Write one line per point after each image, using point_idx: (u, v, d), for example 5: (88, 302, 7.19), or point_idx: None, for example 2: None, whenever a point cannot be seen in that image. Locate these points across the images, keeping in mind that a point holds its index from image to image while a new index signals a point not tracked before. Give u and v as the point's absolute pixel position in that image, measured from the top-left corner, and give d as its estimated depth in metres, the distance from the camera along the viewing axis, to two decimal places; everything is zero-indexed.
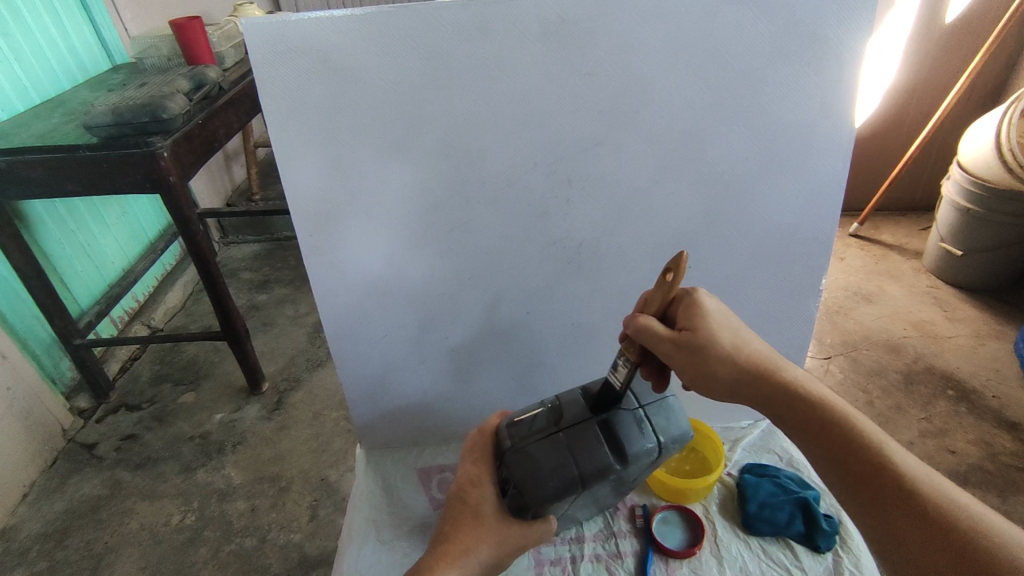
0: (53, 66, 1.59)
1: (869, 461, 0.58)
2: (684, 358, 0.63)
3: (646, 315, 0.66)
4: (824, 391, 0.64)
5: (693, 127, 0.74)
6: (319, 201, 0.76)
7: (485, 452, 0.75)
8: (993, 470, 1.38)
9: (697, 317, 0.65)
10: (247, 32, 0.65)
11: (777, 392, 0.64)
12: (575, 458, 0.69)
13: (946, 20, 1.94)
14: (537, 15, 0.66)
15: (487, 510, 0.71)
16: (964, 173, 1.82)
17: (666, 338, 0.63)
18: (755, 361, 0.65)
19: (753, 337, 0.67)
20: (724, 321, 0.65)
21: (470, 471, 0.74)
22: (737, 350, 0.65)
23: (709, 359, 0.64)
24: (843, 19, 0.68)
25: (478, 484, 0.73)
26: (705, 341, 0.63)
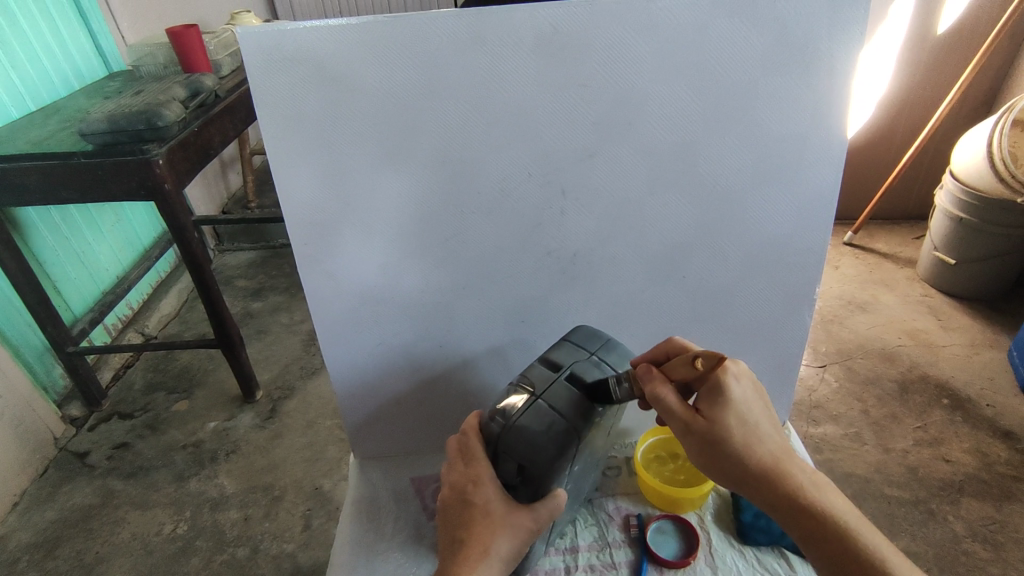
0: (50, 73, 1.59)
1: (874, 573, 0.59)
2: (693, 443, 0.65)
3: (664, 382, 0.66)
4: (833, 502, 0.63)
5: (687, 139, 0.74)
6: (315, 211, 0.76)
7: (476, 447, 0.71)
8: (989, 479, 1.38)
9: (717, 402, 0.64)
10: (243, 42, 0.65)
11: (785, 499, 0.62)
12: (562, 413, 0.70)
13: (937, 32, 1.96)
14: (532, 26, 0.67)
15: (496, 506, 0.69)
16: (957, 183, 1.83)
17: (679, 416, 0.65)
18: (766, 460, 0.63)
19: (770, 428, 0.65)
20: (741, 415, 0.64)
21: (468, 470, 0.70)
22: (748, 451, 0.63)
23: (718, 454, 0.64)
24: (837, 32, 0.69)
25: (478, 484, 0.69)
26: (716, 434, 0.63)
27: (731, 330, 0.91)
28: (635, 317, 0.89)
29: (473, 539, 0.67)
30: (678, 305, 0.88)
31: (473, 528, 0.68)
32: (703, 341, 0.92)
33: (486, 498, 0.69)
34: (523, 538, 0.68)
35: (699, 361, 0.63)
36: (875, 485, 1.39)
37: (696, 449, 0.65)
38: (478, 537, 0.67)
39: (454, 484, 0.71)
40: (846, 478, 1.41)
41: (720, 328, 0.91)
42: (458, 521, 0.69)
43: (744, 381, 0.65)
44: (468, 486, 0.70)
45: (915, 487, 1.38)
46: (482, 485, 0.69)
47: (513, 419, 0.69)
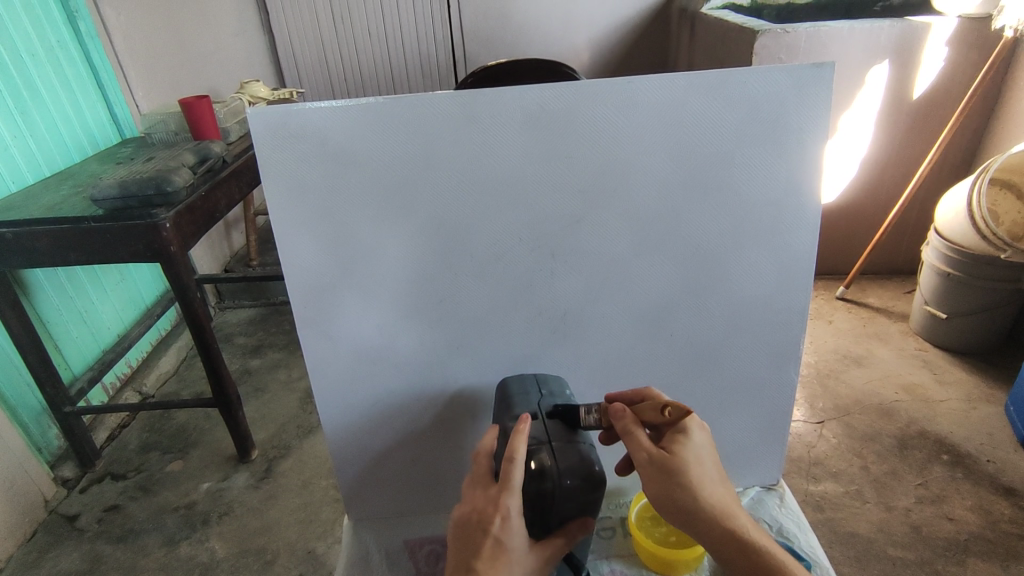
0: (66, 141, 1.67)
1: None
2: (652, 472, 0.67)
3: (635, 421, 0.70)
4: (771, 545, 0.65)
5: (668, 206, 0.78)
6: (315, 276, 0.79)
7: (517, 480, 0.66)
8: (994, 538, 1.36)
9: (678, 440, 0.68)
10: (253, 121, 0.70)
11: (727, 538, 0.63)
12: (582, 444, 0.74)
13: (913, 97, 2.06)
14: (520, 105, 0.72)
15: (516, 546, 0.65)
16: (942, 239, 1.89)
17: (646, 448, 0.67)
18: (716, 502, 0.65)
19: (718, 478, 0.67)
20: (700, 458, 0.67)
21: (497, 503, 0.66)
22: (701, 489, 0.65)
23: (676, 487, 0.65)
24: (803, 108, 0.74)
25: (505, 519, 0.65)
26: (678, 466, 0.65)
27: (722, 387, 0.92)
28: (627, 375, 0.91)
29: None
30: (668, 363, 0.90)
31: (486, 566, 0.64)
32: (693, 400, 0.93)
33: (507, 534, 0.65)
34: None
35: (667, 410, 0.67)
36: (878, 545, 1.37)
37: (655, 480, 0.66)
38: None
39: (478, 511, 0.67)
40: (849, 538, 1.39)
41: (712, 386, 0.92)
42: (470, 550, 0.65)
43: (703, 432, 0.70)
44: (496, 522, 0.65)
45: (920, 547, 1.35)
46: (507, 520, 0.65)
47: (551, 470, 0.70)
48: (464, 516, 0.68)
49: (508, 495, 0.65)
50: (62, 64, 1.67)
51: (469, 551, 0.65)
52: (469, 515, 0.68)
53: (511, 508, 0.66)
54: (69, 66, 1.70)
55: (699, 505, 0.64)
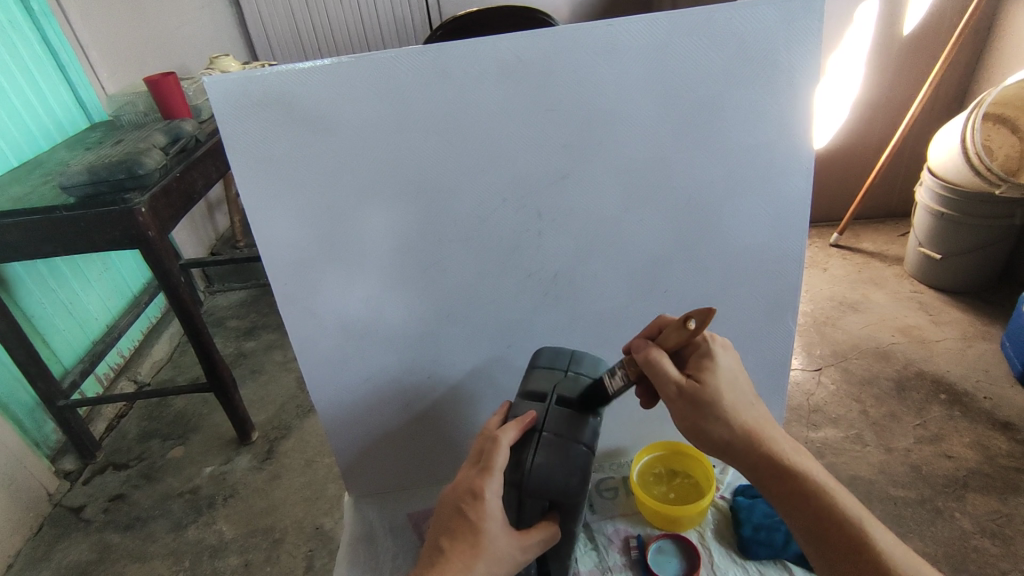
0: (31, 128, 1.61)
1: (853, 543, 0.58)
2: (684, 405, 0.65)
3: (659, 350, 0.66)
4: (809, 464, 0.64)
5: (658, 157, 0.75)
6: (295, 253, 0.76)
7: (499, 462, 0.65)
8: (993, 473, 1.37)
9: (707, 366, 0.66)
10: (212, 91, 0.67)
11: (763, 462, 0.63)
12: (575, 440, 0.71)
13: (903, 32, 2.01)
14: (494, 57, 0.68)
15: (490, 528, 0.63)
16: (935, 179, 1.86)
17: (675, 380, 0.65)
18: (751, 424, 0.64)
19: (752, 398, 0.67)
20: (729, 382, 0.65)
21: (476, 480, 0.65)
22: (735, 415, 0.64)
23: (709, 418, 0.64)
24: (792, 43, 0.71)
25: (479, 499, 0.64)
26: (710, 396, 0.64)
27: (720, 341, 0.91)
28: (622, 336, 0.89)
29: (451, 554, 0.62)
30: (663, 321, 0.88)
31: (455, 542, 0.63)
32: None
33: (482, 514, 0.63)
34: (511, 562, 0.65)
35: (691, 322, 0.63)
36: (879, 486, 1.38)
37: (686, 412, 0.65)
38: (456, 556, 0.62)
39: (459, 486, 0.66)
40: (850, 481, 1.40)
41: None
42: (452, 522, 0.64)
43: (728, 353, 0.68)
44: (470, 500, 0.64)
45: (919, 486, 1.37)
46: (483, 501, 0.63)
47: (528, 462, 0.69)
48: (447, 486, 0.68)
49: (486, 476, 0.64)
50: (18, 47, 1.59)
51: (442, 525, 0.65)
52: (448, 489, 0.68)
53: (491, 491, 0.64)
54: (27, 49, 1.62)
55: (736, 432, 0.63)
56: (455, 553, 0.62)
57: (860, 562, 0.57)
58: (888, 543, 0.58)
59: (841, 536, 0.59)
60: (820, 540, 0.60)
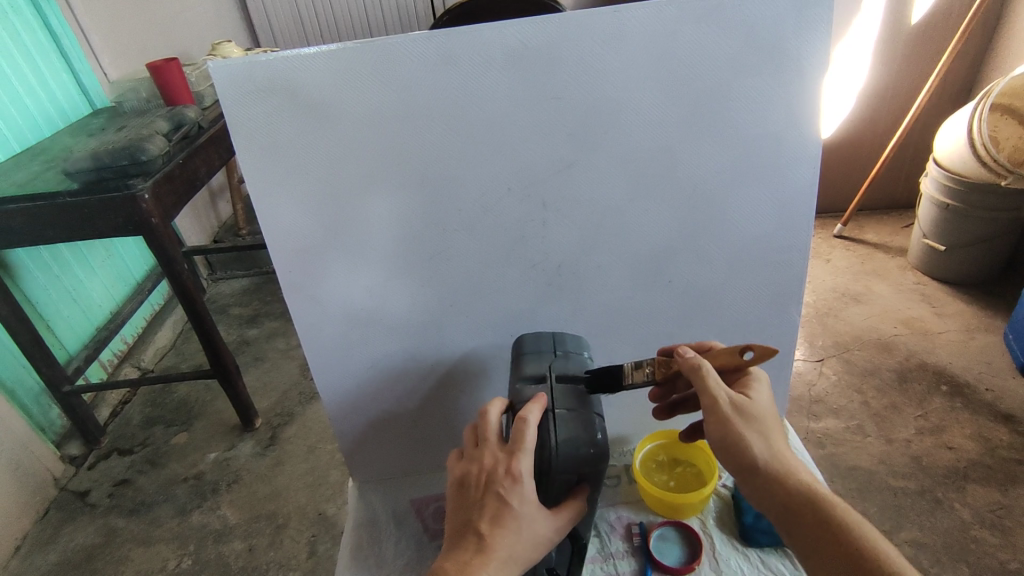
0: (33, 114, 1.60)
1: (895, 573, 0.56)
2: (727, 417, 0.64)
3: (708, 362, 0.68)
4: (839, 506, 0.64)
5: (663, 147, 0.75)
6: (299, 240, 0.76)
7: (529, 441, 0.66)
8: (993, 464, 1.38)
9: (750, 390, 0.67)
10: (217, 76, 0.66)
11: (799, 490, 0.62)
12: (586, 411, 0.71)
13: (911, 22, 1.99)
14: (500, 44, 0.68)
15: (526, 509, 0.65)
16: (941, 170, 1.85)
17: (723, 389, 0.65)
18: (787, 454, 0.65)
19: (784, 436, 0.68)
20: (771, 411, 0.67)
21: (509, 462, 0.66)
22: (772, 441, 0.65)
23: (748, 433, 0.64)
24: (800, 31, 0.70)
25: (517, 482, 0.65)
26: (755, 410, 0.65)
27: (722, 330, 0.91)
28: (627, 324, 0.89)
29: (496, 539, 0.63)
30: (668, 309, 0.88)
31: (496, 526, 0.64)
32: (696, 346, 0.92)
33: (519, 496, 0.65)
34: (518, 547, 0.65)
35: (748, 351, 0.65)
36: (879, 476, 1.39)
37: (729, 426, 0.64)
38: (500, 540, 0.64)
39: (488, 471, 0.67)
40: (850, 471, 1.41)
41: (712, 331, 0.91)
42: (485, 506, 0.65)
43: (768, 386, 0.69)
44: (506, 483, 0.65)
45: (920, 477, 1.37)
46: (519, 483, 0.65)
47: (552, 442, 0.68)
48: (470, 472, 0.68)
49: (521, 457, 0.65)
50: (20, 31, 1.58)
51: (479, 510, 0.65)
52: (476, 474, 0.68)
53: (524, 472, 0.65)
54: (28, 33, 1.60)
55: (768, 453, 0.64)
56: (500, 536, 0.64)
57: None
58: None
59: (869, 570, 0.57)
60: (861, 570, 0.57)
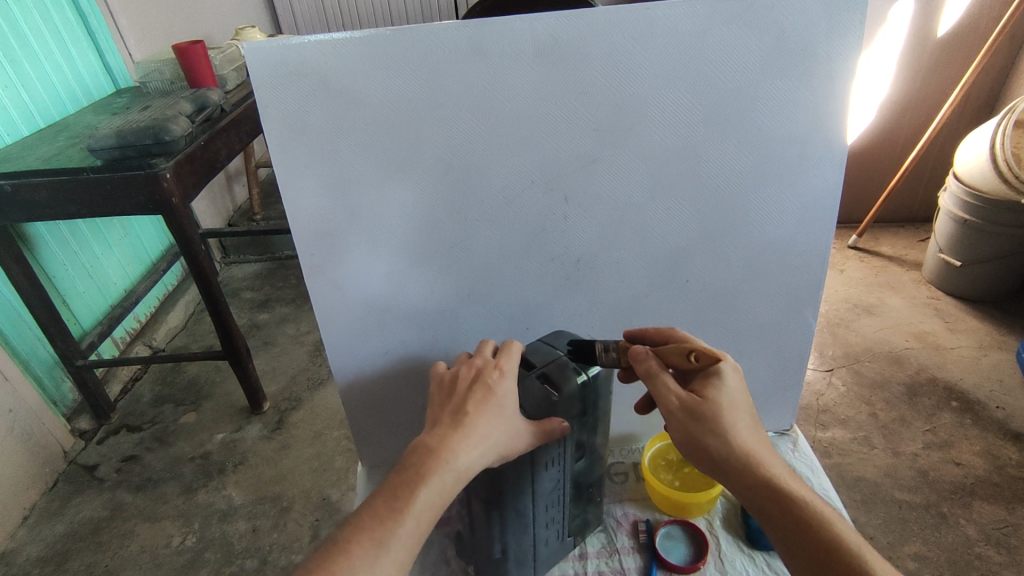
0: (59, 91, 1.62)
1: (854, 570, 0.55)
2: (683, 417, 0.64)
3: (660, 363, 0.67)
4: (810, 493, 0.61)
5: (688, 146, 0.75)
6: (321, 223, 0.77)
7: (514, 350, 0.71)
8: (1001, 482, 1.37)
9: (713, 383, 0.65)
10: (249, 57, 0.66)
11: (758, 485, 0.61)
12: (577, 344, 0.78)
13: (937, 34, 1.97)
14: (532, 36, 0.68)
15: (508, 402, 0.66)
16: (960, 184, 1.84)
17: (675, 395, 0.65)
18: (748, 448, 0.63)
19: (756, 425, 0.65)
20: (735, 403, 0.64)
21: (497, 362, 0.69)
22: (733, 435, 0.62)
23: (703, 435, 0.63)
24: (832, 37, 0.70)
25: (501, 374, 0.67)
26: (710, 412, 0.63)
27: (737, 332, 0.91)
28: (639, 322, 0.89)
29: (480, 419, 0.63)
30: (683, 308, 0.88)
31: (480, 408, 0.64)
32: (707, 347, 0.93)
33: (500, 388, 0.66)
34: None
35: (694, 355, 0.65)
36: (885, 489, 1.38)
37: (683, 426, 0.64)
38: (482, 421, 0.63)
39: (470, 371, 0.68)
40: (856, 482, 1.40)
41: (726, 333, 0.91)
42: (464, 393, 0.66)
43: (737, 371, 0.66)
44: (493, 376, 0.67)
45: (926, 491, 1.37)
46: (504, 376, 0.68)
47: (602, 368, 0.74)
48: (455, 374, 0.69)
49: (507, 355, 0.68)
50: (50, 9, 1.60)
51: (462, 396, 0.66)
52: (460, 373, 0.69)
53: (507, 368, 0.69)
54: (57, 11, 1.62)
55: (727, 452, 0.62)
56: (483, 419, 0.64)
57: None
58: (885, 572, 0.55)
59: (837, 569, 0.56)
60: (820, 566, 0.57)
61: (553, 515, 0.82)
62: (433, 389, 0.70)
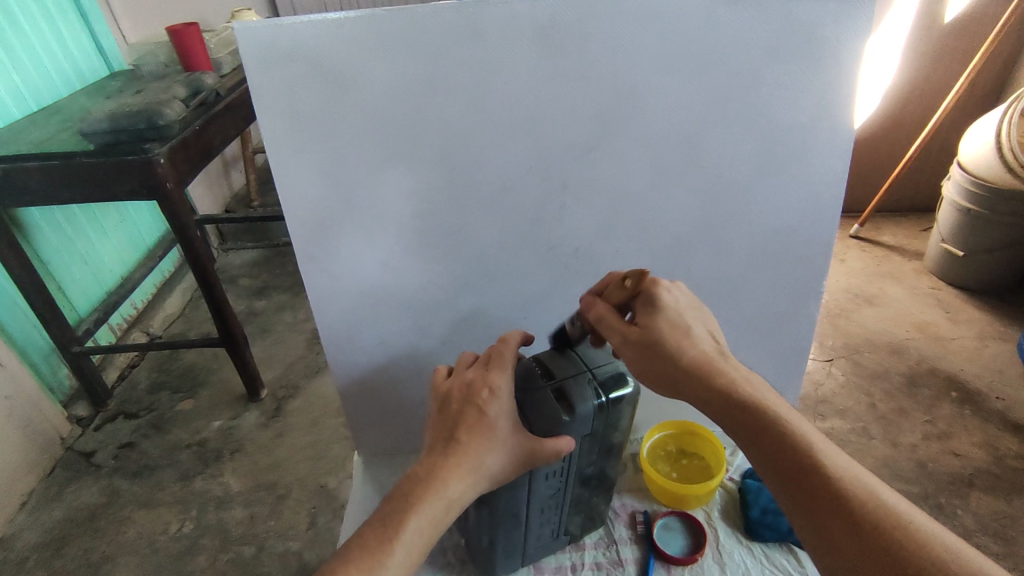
0: (51, 74, 1.59)
1: (809, 471, 0.54)
2: (630, 347, 0.65)
3: (603, 304, 0.70)
4: (767, 395, 0.60)
5: (690, 132, 0.73)
6: (315, 209, 0.75)
7: (509, 361, 0.70)
8: (999, 473, 1.37)
9: (648, 311, 0.66)
10: (239, 38, 0.64)
11: (712, 396, 0.61)
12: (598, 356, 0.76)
13: (944, 20, 1.94)
14: (531, 18, 0.66)
15: (502, 426, 0.65)
16: (964, 174, 1.82)
17: (616, 327, 0.67)
18: (699, 360, 0.62)
19: (704, 333, 0.65)
20: (674, 320, 0.64)
21: (489, 378, 0.67)
22: (679, 351, 0.63)
23: (650, 358, 0.64)
24: (839, 21, 0.68)
25: (494, 394, 0.66)
26: (653, 336, 0.64)
27: (737, 323, 0.90)
28: None
29: (469, 445, 0.63)
30: None
31: (471, 433, 0.64)
32: None
33: (494, 409, 0.65)
34: None
35: (627, 280, 0.68)
36: (883, 479, 1.38)
37: (634, 354, 0.65)
38: (473, 447, 0.63)
39: (464, 387, 0.68)
40: None
41: (728, 323, 0.90)
42: (457, 416, 0.66)
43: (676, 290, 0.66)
44: (483, 395, 0.66)
45: (924, 482, 1.36)
46: (497, 396, 0.66)
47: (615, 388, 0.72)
48: (451, 390, 0.69)
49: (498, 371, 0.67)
50: None
51: (452, 416, 0.66)
52: (454, 388, 0.69)
53: (503, 387, 0.67)
54: None
55: (678, 370, 0.62)
56: (474, 444, 0.63)
57: (806, 483, 0.54)
58: (833, 456, 0.55)
59: (786, 458, 0.56)
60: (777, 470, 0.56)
61: (549, 516, 0.81)
62: (433, 406, 0.70)
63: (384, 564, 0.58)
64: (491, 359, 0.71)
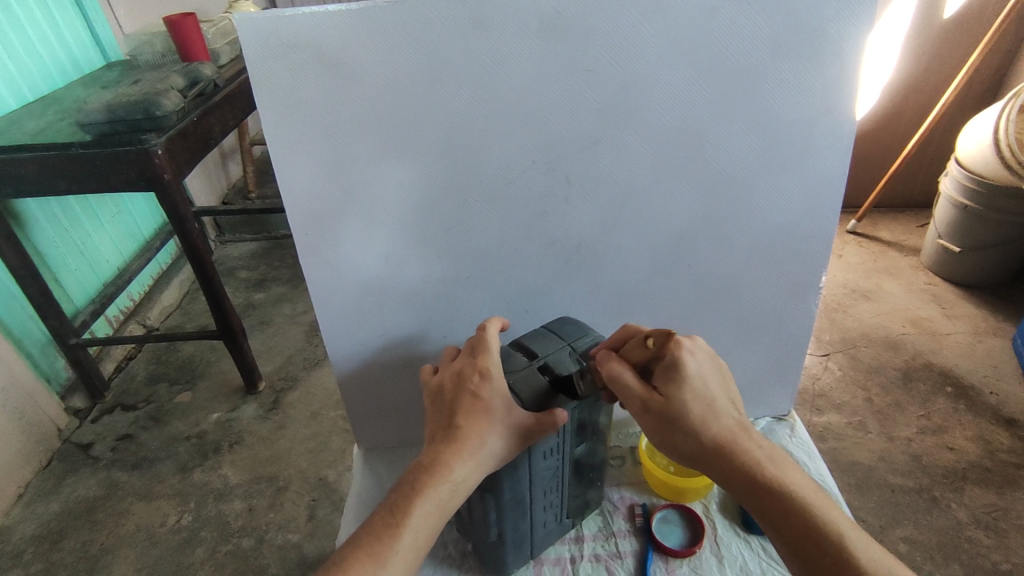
0: (47, 64, 1.58)
1: (835, 556, 0.58)
2: (650, 418, 0.66)
3: (621, 362, 0.68)
4: (790, 475, 0.64)
5: (693, 125, 0.73)
6: (316, 202, 0.75)
7: (494, 346, 0.71)
8: (993, 468, 1.38)
9: (673, 380, 0.64)
10: (241, 29, 0.64)
11: (739, 473, 0.64)
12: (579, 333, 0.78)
13: (944, 15, 1.94)
14: (535, 10, 0.65)
15: (498, 405, 0.66)
16: (962, 170, 1.82)
17: (637, 395, 0.66)
18: (724, 436, 0.65)
19: (727, 404, 0.67)
20: (699, 392, 0.65)
21: (477, 363, 0.69)
22: (704, 427, 0.64)
23: (673, 431, 0.65)
24: (843, 15, 0.67)
25: (485, 377, 0.68)
26: (675, 410, 0.64)
27: (737, 317, 0.91)
28: (640, 306, 0.89)
29: (470, 428, 0.65)
30: (683, 294, 0.88)
31: (470, 417, 0.66)
32: (707, 332, 0.92)
33: (491, 391, 0.67)
34: None
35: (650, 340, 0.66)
36: (878, 473, 1.39)
37: (653, 424, 0.66)
38: (473, 430, 0.65)
39: (457, 375, 0.69)
40: (850, 466, 1.41)
41: (727, 317, 0.90)
42: (455, 403, 0.67)
43: (699, 354, 0.66)
44: (474, 379, 0.67)
45: (919, 476, 1.38)
46: (489, 377, 0.68)
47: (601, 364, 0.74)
48: (442, 382, 0.70)
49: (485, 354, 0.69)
50: None
51: (450, 404, 0.67)
52: (448, 377, 0.71)
53: (494, 368, 0.68)
54: None
55: (701, 447, 0.65)
56: (473, 427, 0.65)
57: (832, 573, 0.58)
58: (859, 543, 0.60)
59: (816, 547, 0.59)
60: (803, 552, 0.60)
61: (552, 499, 0.82)
62: (428, 401, 0.72)
63: (384, 553, 0.58)
64: (477, 345, 0.72)
